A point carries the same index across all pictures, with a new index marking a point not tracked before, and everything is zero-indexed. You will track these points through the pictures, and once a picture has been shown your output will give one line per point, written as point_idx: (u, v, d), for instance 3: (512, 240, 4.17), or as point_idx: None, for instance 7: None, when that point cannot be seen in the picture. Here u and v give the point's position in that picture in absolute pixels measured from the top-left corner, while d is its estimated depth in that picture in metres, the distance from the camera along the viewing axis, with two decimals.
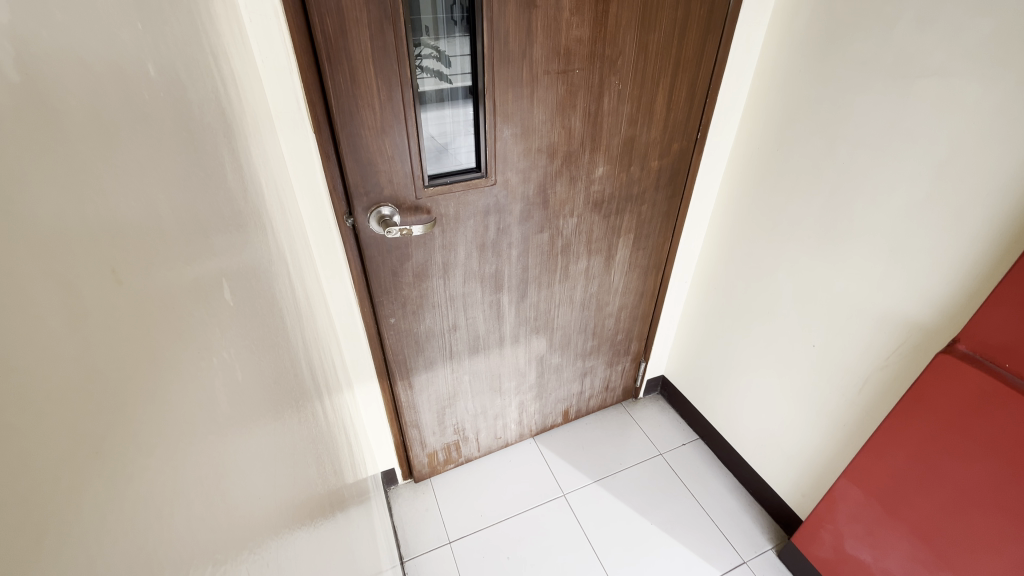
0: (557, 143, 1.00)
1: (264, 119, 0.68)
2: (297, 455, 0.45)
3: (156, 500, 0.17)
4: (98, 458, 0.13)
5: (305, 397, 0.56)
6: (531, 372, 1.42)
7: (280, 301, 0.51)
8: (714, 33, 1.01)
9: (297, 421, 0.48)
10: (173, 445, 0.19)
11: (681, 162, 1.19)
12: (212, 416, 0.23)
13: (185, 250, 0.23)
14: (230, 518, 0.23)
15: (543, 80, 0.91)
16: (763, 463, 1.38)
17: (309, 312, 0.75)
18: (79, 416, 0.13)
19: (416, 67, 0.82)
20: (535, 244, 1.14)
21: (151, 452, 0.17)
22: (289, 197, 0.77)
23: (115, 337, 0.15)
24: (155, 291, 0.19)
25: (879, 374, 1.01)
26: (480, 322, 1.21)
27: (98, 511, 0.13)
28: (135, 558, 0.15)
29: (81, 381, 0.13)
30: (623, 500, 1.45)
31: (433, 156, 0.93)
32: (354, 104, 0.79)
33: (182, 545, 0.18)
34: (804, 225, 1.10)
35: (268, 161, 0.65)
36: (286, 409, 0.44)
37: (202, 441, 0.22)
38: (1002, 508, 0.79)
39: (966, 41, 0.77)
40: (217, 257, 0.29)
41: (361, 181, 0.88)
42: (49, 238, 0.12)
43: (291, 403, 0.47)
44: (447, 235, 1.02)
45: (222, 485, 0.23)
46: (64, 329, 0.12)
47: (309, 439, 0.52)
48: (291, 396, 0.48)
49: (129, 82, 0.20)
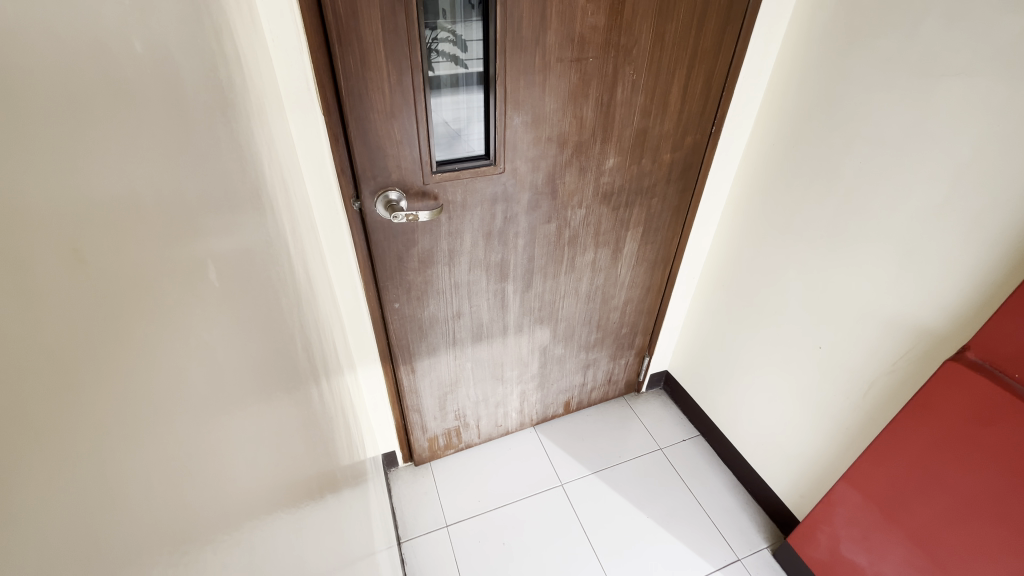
0: (568, 133, 0.99)
1: (273, 103, 0.69)
2: (289, 436, 0.46)
3: (108, 478, 0.17)
4: (48, 438, 0.13)
5: (302, 380, 0.56)
6: (534, 362, 1.42)
7: (277, 277, 0.51)
8: (734, 24, 0.99)
9: (291, 402, 0.48)
10: (152, 432, 0.20)
11: (693, 157, 1.17)
12: (195, 399, 0.25)
13: (171, 227, 0.24)
14: (207, 499, 0.24)
15: (556, 68, 0.89)
16: (763, 463, 1.38)
17: (313, 296, 0.76)
18: (48, 405, 0.14)
19: (431, 50, 0.82)
20: (542, 234, 1.14)
21: (124, 441, 0.18)
22: (295, 180, 0.78)
23: (87, 333, 0.16)
24: (136, 280, 0.20)
25: (884, 380, 0.99)
26: (485, 310, 1.21)
27: (65, 504, 0.14)
28: (83, 537, 0.15)
29: (33, 361, 0.13)
30: (621, 493, 1.47)
31: (445, 142, 0.93)
32: (363, 87, 0.79)
33: (136, 524, 0.18)
34: (817, 225, 1.08)
35: (276, 144, 0.66)
36: (280, 390, 0.44)
37: (185, 425, 0.23)
38: (1002, 519, 0.78)
39: (993, 40, 0.75)
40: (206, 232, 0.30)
41: (369, 165, 0.88)
42: (25, 237, 0.13)
43: (286, 384, 0.47)
44: (454, 222, 1.02)
45: (201, 465, 0.24)
46: (37, 327, 0.13)
47: (304, 421, 0.53)
48: (283, 371, 0.48)
49: (102, 52, 0.20)
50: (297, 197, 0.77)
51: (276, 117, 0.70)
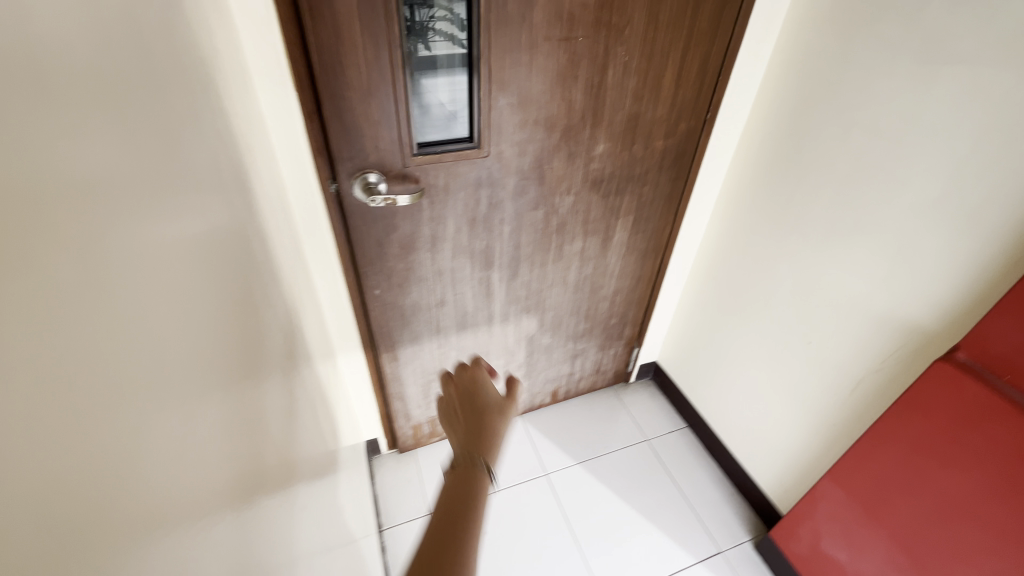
0: (556, 116, 0.96)
1: (237, 80, 0.65)
2: (247, 427, 0.44)
3: None
4: None
5: (267, 369, 0.55)
6: (521, 351, 1.40)
7: (238, 271, 0.50)
8: (732, 6, 0.95)
9: (251, 394, 0.47)
10: (58, 435, 0.20)
11: (687, 144, 1.14)
12: (108, 396, 0.24)
13: (115, 241, 0.27)
14: (150, 499, 0.26)
15: (543, 46, 0.85)
16: (749, 457, 1.37)
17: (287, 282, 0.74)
18: None
19: (426, 29, 0.78)
20: (528, 221, 1.10)
21: (49, 451, 0.19)
22: (264, 160, 0.74)
23: None
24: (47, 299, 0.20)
25: (872, 378, 0.97)
26: (469, 299, 1.18)
27: None
28: None
29: None
30: (606, 484, 1.46)
31: (441, 125, 0.90)
32: (338, 63, 0.75)
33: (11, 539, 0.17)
34: (810, 217, 1.05)
35: (238, 123, 0.63)
36: (236, 381, 0.43)
37: (108, 425, 0.23)
38: (986, 522, 0.77)
39: (999, 26, 0.71)
40: (153, 228, 0.33)
41: (346, 146, 0.84)
42: None
43: (244, 375, 0.46)
44: (435, 208, 0.98)
45: (125, 463, 0.24)
46: None
47: (268, 412, 0.52)
48: (243, 359, 0.47)
49: None
50: (268, 180, 0.74)
51: (241, 95, 0.66)
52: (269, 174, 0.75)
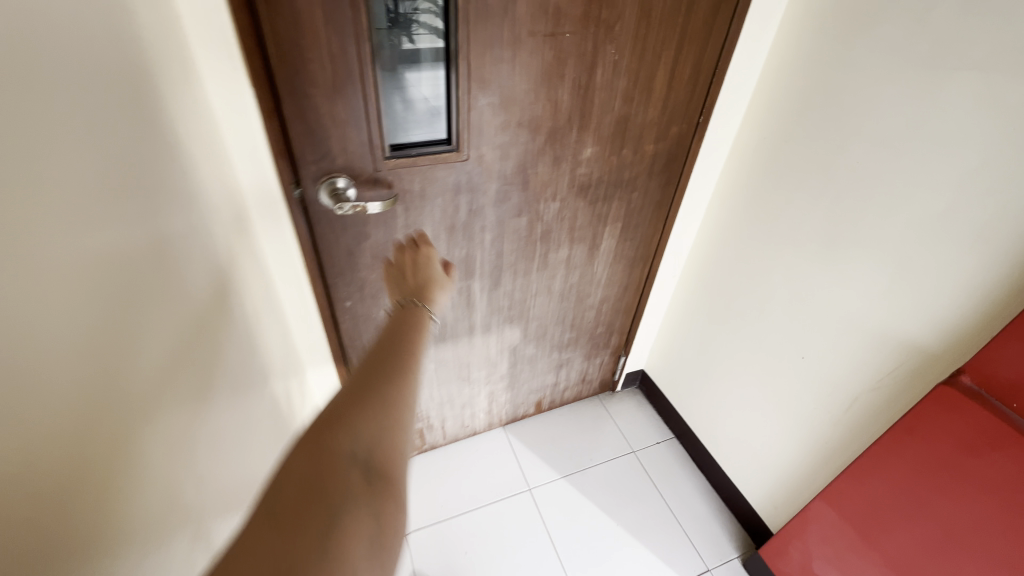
0: (541, 117, 0.89)
1: (169, 75, 0.56)
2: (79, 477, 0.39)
3: None
4: None
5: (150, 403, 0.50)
6: (503, 362, 1.33)
7: (178, 260, 0.57)
8: (728, 4, 0.89)
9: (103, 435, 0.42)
10: None
11: (678, 149, 1.08)
12: None
13: None
14: None
15: (528, 42, 0.79)
16: (737, 471, 1.33)
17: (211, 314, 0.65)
18: None
19: (409, 21, 0.71)
20: (511, 229, 1.04)
21: None
22: (207, 167, 0.65)
23: None
24: None
25: (868, 396, 0.94)
26: (448, 309, 1.12)
27: None
28: None
29: None
30: (590, 498, 1.41)
31: (425, 121, 0.83)
32: (300, 57, 0.68)
33: None
34: (806, 228, 1.00)
35: (158, 127, 0.54)
36: (68, 426, 0.38)
37: None
38: (988, 554, 0.73)
39: (1013, 31, 0.66)
40: (65, 244, 0.39)
41: (310, 148, 0.76)
42: None
43: (91, 416, 0.41)
44: (411, 214, 0.91)
45: None
46: None
47: (136, 449, 0.47)
48: (96, 396, 0.42)
49: None
50: (210, 188, 0.65)
51: (174, 93, 0.57)
52: (213, 180, 0.66)
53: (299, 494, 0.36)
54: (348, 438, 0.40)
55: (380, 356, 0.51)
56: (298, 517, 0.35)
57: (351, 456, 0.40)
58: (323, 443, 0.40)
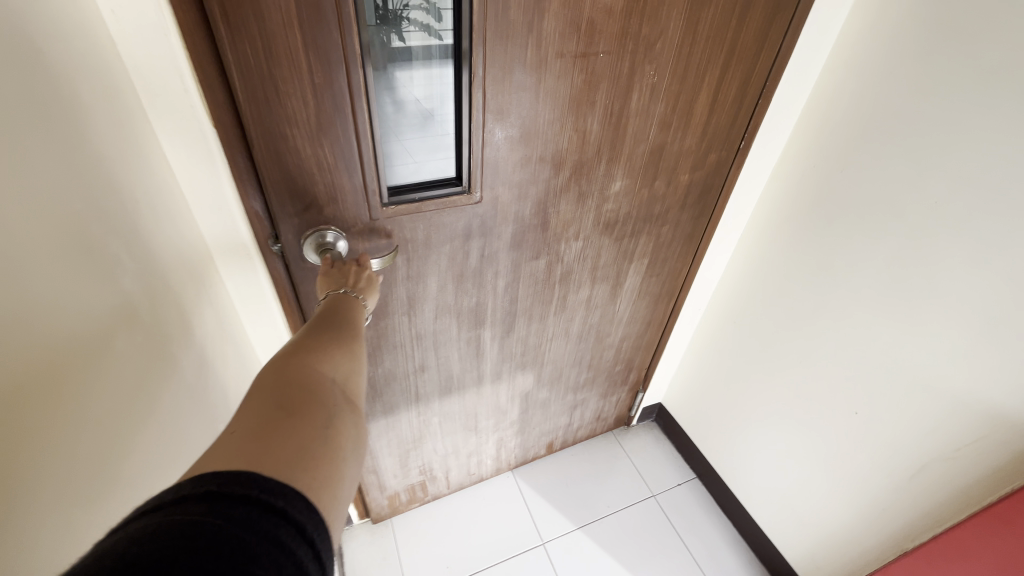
0: (566, 150, 0.75)
1: (76, 111, 0.42)
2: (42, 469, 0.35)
3: None
4: None
5: (116, 411, 0.44)
6: (513, 409, 1.20)
7: (156, 233, 0.53)
8: (784, 15, 0.76)
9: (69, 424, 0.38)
10: None
11: (715, 177, 0.95)
12: None
13: None
14: None
15: (555, 65, 0.65)
16: (772, 524, 1.21)
17: (155, 404, 0.52)
18: None
19: (395, 17, 0.56)
20: (527, 273, 0.90)
21: None
22: (152, 224, 0.52)
23: None
24: None
25: (943, 467, 0.82)
26: (455, 361, 0.98)
27: None
28: None
29: None
30: (609, 552, 1.29)
31: (415, 126, 0.65)
32: (273, 91, 0.53)
33: None
34: (866, 272, 0.88)
35: (83, 139, 0.43)
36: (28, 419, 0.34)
37: None
38: None
39: None
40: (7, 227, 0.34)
41: (290, 198, 0.62)
42: None
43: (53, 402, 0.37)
44: (414, 265, 0.77)
45: None
46: None
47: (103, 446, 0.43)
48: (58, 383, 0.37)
49: None
50: (132, 263, 0.48)
51: (65, 143, 0.41)
52: (137, 250, 0.49)
53: (288, 391, 0.41)
54: (324, 363, 0.46)
55: (339, 309, 0.57)
56: (291, 406, 0.40)
57: (331, 377, 0.45)
58: (301, 362, 0.45)
